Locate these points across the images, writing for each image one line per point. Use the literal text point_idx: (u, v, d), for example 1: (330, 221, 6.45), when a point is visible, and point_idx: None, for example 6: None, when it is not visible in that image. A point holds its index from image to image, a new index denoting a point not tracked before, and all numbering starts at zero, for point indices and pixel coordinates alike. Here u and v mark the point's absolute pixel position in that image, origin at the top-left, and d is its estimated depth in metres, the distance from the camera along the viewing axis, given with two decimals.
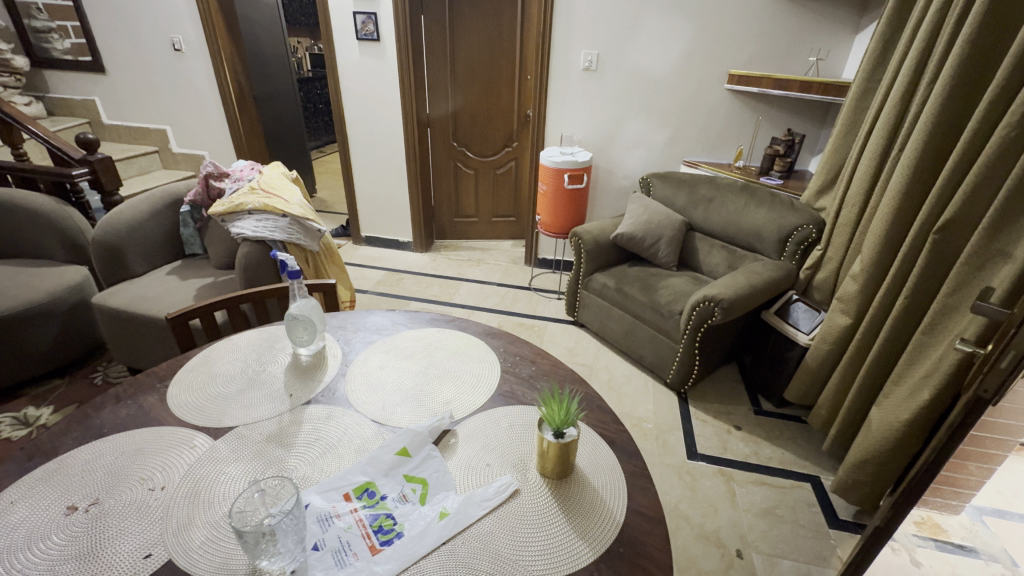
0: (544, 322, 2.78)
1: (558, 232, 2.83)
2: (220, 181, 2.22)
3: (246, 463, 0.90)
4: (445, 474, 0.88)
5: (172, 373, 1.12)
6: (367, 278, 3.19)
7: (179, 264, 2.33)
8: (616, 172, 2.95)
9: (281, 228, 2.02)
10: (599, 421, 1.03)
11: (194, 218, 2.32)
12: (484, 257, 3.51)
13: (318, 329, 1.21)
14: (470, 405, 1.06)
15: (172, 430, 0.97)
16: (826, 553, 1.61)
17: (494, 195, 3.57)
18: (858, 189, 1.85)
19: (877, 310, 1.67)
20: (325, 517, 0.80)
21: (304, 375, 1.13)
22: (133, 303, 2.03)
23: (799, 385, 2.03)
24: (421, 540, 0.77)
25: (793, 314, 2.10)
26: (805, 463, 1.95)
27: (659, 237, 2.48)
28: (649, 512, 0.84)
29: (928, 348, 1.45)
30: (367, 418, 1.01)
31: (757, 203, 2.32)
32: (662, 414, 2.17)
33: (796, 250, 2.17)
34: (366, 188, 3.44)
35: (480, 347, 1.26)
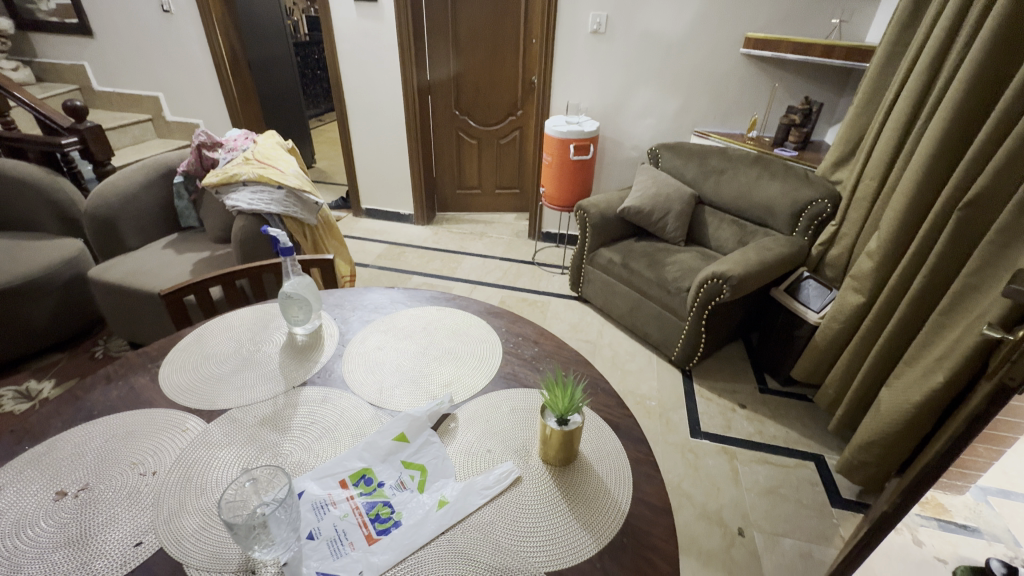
0: (547, 298, 2.74)
1: (563, 206, 2.75)
2: (214, 152, 2.14)
3: (239, 448, 0.87)
4: (444, 461, 0.86)
5: (164, 353, 1.09)
6: (367, 251, 3.14)
7: (175, 237, 2.28)
8: (624, 142, 2.84)
9: (277, 201, 1.96)
10: (603, 405, 1.00)
11: (188, 190, 2.25)
12: (487, 230, 3.44)
13: (314, 308, 1.17)
14: (471, 388, 1.02)
15: (165, 412, 0.94)
16: (828, 532, 1.62)
17: (498, 166, 3.47)
18: (878, 162, 1.77)
19: (893, 289, 1.62)
20: (321, 505, 0.77)
21: (300, 356, 1.10)
22: (128, 278, 2.00)
23: (806, 364, 1.99)
24: (418, 530, 0.75)
25: (804, 292, 2.04)
26: (809, 442, 1.93)
27: (667, 211, 2.40)
28: (654, 501, 0.81)
29: (945, 328, 1.40)
30: (365, 401, 0.98)
31: (770, 176, 2.23)
32: (665, 391, 2.15)
33: (809, 225, 2.09)
34: (366, 159, 3.35)
35: (482, 326, 1.22)
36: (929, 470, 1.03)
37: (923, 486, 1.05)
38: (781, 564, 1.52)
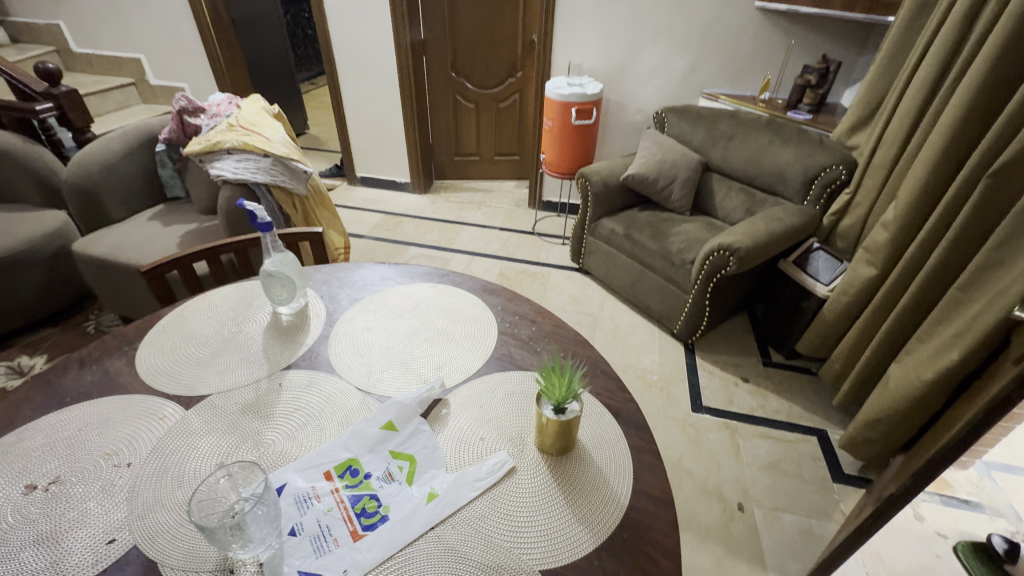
0: (547, 269, 2.67)
1: (564, 173, 2.64)
2: (196, 117, 2.03)
3: (219, 436, 0.83)
4: (435, 450, 0.81)
5: (142, 335, 1.03)
6: (363, 222, 3.05)
7: (161, 208, 2.20)
8: (629, 106, 2.70)
9: (263, 169, 1.87)
10: (604, 389, 0.95)
11: (172, 158, 2.14)
12: (485, 199, 3.33)
13: (298, 287, 1.10)
14: (464, 370, 0.97)
15: (141, 399, 0.89)
16: (828, 507, 1.60)
17: (496, 131, 3.33)
18: (900, 126, 1.66)
19: (909, 262, 1.54)
20: (303, 499, 0.74)
21: (284, 337, 1.04)
22: (113, 251, 1.93)
23: (813, 338, 1.94)
24: (406, 526, 0.71)
25: (813, 264, 1.97)
26: (812, 417, 1.90)
27: (673, 178, 2.30)
28: (656, 493, 0.77)
29: (963, 304, 1.33)
30: (352, 385, 0.93)
31: (783, 141, 2.11)
32: (667, 365, 2.11)
33: (821, 193, 2.00)
34: (359, 124, 3.21)
35: (476, 304, 1.16)
36: (943, 455, 0.99)
37: (935, 471, 1.02)
38: (780, 540, 1.51)
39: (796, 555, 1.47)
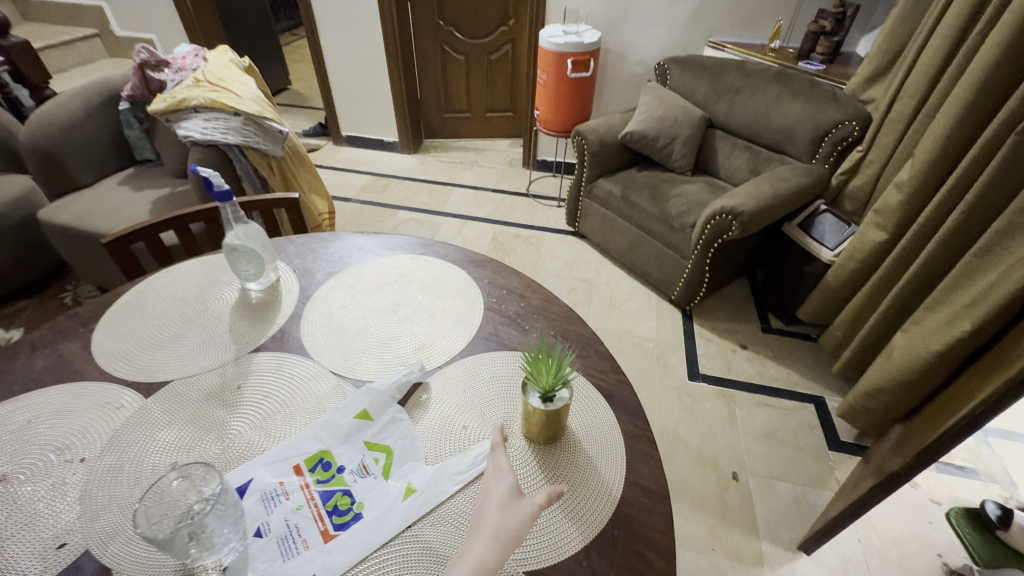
0: (542, 233, 2.57)
1: (559, 131, 2.49)
2: (159, 72, 1.87)
3: (181, 428, 0.77)
4: (413, 441, 0.75)
5: (99, 316, 0.95)
6: (349, 184, 2.91)
7: (131, 172, 2.07)
8: (629, 57, 2.52)
9: (235, 129, 1.73)
10: (596, 370, 0.88)
11: (138, 117, 2.00)
12: (477, 159, 3.18)
13: (267, 261, 1.02)
14: (447, 351, 0.91)
15: (97, 386, 0.83)
16: (823, 475, 1.59)
17: (488, 86, 3.14)
18: (921, 77, 1.55)
19: (923, 225, 1.46)
20: (270, 496, 0.68)
21: (254, 316, 0.97)
22: (81, 219, 1.82)
23: (815, 304, 1.88)
24: (381, 524, 0.66)
25: (819, 227, 1.88)
26: (810, 383, 1.87)
27: (674, 136, 2.17)
28: (651, 485, 0.72)
29: (979, 271, 1.26)
30: (325, 369, 0.86)
31: (793, 94, 1.98)
32: (664, 332, 2.05)
33: (830, 152, 1.89)
34: (341, 79, 3.02)
35: (461, 277, 1.08)
36: (956, 431, 0.95)
37: (946, 446, 0.98)
38: (774, 509, 1.50)
39: (789, 523, 1.47)
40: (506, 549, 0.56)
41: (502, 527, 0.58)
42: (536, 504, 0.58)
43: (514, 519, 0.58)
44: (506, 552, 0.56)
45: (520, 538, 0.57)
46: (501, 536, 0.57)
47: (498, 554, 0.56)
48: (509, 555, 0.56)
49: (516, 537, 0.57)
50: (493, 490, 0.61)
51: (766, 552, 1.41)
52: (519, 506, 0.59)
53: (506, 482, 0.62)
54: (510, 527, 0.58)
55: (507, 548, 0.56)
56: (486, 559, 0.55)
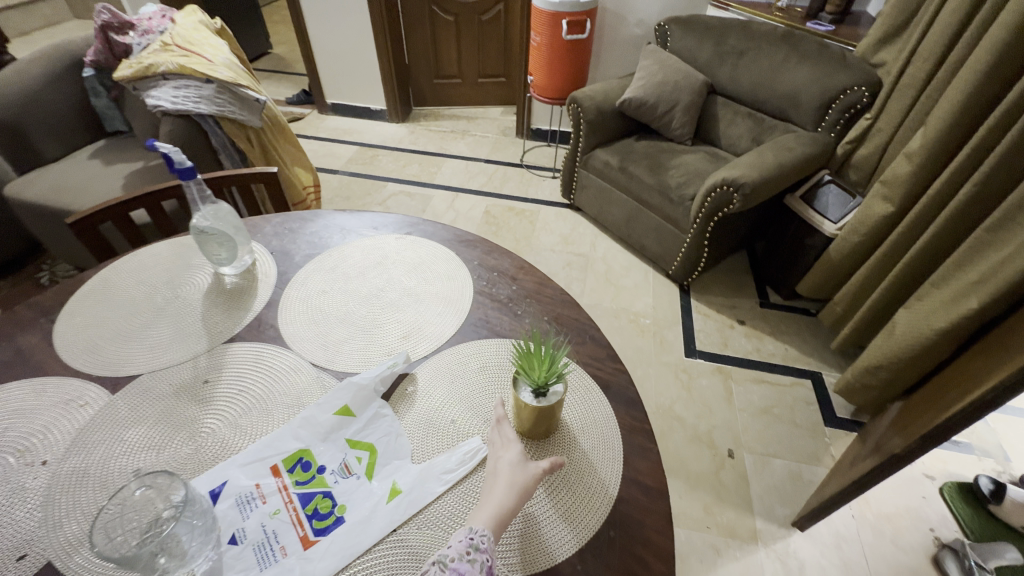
0: (536, 206, 2.49)
1: (554, 98, 2.38)
2: (124, 36, 1.74)
3: (150, 426, 0.72)
4: (398, 438, 0.71)
5: (61, 304, 0.89)
6: (336, 155, 2.80)
7: (102, 144, 1.96)
8: (628, 17, 2.38)
9: (207, 98, 1.63)
10: (591, 358, 0.84)
11: (105, 85, 1.87)
12: (469, 128, 3.06)
13: (240, 243, 0.95)
14: (434, 340, 0.86)
15: (60, 382, 0.77)
16: (818, 451, 1.58)
17: (479, 50, 2.99)
18: (938, 38, 1.46)
19: (933, 198, 1.40)
20: (246, 499, 0.64)
21: (228, 302, 0.91)
22: (50, 195, 1.73)
23: (815, 278, 1.83)
24: (364, 528, 0.62)
25: (822, 199, 1.81)
26: (807, 359, 1.84)
27: (674, 103, 2.07)
28: (648, 482, 0.69)
29: (990, 247, 1.22)
30: (304, 360, 0.81)
31: (800, 57, 1.87)
32: (661, 308, 2.01)
33: (837, 119, 1.80)
34: (324, 42, 2.85)
35: (450, 258, 1.02)
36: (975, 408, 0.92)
37: (961, 427, 0.95)
38: (769, 486, 1.50)
39: (784, 499, 1.47)
40: (520, 500, 0.61)
41: (514, 484, 0.62)
42: (543, 468, 0.64)
43: (526, 476, 0.63)
44: (521, 501, 0.61)
45: (529, 493, 0.63)
46: (516, 489, 0.62)
47: (515, 500, 0.61)
48: (522, 505, 0.61)
49: (526, 493, 0.62)
50: (503, 455, 0.65)
51: (760, 529, 1.41)
52: (529, 465, 0.64)
53: (515, 447, 0.66)
54: (523, 482, 0.62)
55: (522, 499, 0.62)
56: (504, 504, 0.60)
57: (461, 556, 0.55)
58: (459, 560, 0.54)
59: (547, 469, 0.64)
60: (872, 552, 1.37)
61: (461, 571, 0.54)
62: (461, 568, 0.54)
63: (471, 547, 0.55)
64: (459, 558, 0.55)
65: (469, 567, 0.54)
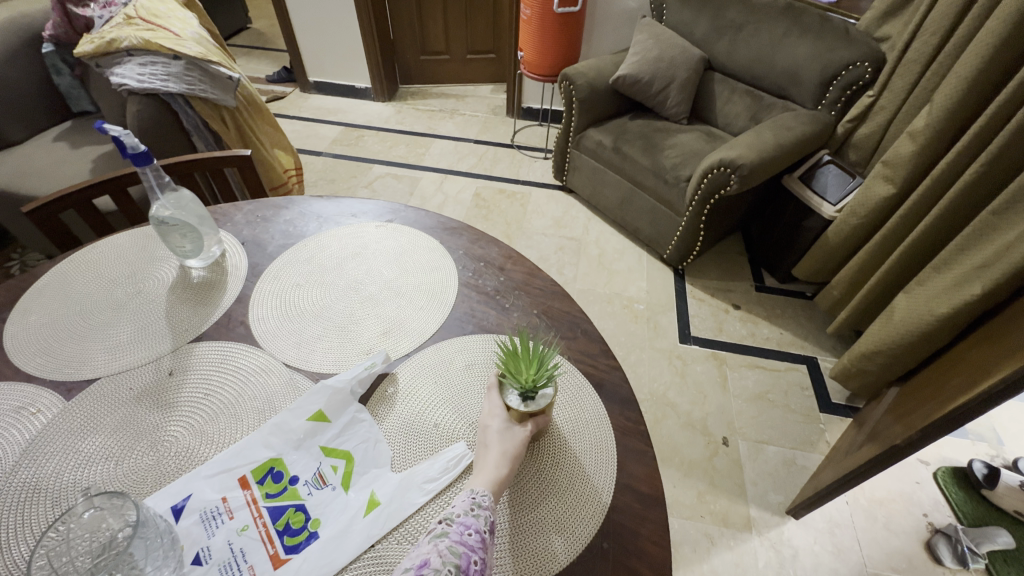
0: (528, 188, 2.41)
1: (545, 75, 2.28)
2: (84, 8, 1.63)
3: (108, 436, 0.67)
4: (378, 444, 0.66)
5: (13, 302, 0.83)
6: (320, 136, 2.69)
7: (69, 126, 1.86)
8: None
9: (176, 76, 1.53)
10: (584, 355, 0.79)
11: (68, 62, 1.76)
12: (458, 107, 2.96)
13: (206, 234, 0.89)
14: (416, 336, 0.80)
15: (9, 388, 0.71)
16: (813, 437, 1.56)
17: (467, 24, 2.86)
18: (947, 11, 1.39)
19: (937, 179, 1.35)
20: (212, 514, 0.60)
21: (194, 298, 0.85)
22: (13, 179, 1.63)
23: (812, 262, 1.79)
24: (339, 544, 0.58)
25: (821, 180, 1.76)
26: (803, 344, 1.82)
27: (670, 79, 1.99)
28: (643, 488, 0.65)
29: (995, 231, 1.18)
30: (277, 360, 0.76)
31: (801, 31, 1.79)
32: (655, 293, 1.97)
33: (839, 97, 1.74)
34: (303, 16, 2.71)
35: (433, 247, 0.96)
36: (983, 397, 0.89)
37: (972, 414, 0.91)
38: (764, 472, 1.48)
39: (778, 486, 1.45)
40: (514, 466, 0.61)
41: (507, 452, 0.62)
42: (528, 432, 0.64)
43: (515, 442, 0.63)
44: (514, 468, 0.62)
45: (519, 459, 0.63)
46: (509, 456, 0.62)
47: (509, 467, 0.61)
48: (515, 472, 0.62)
49: (518, 460, 0.62)
50: (490, 424, 0.64)
51: (754, 517, 1.39)
52: (517, 431, 0.64)
53: (499, 412, 0.65)
54: (515, 450, 0.62)
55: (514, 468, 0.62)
56: (500, 471, 0.60)
57: (467, 511, 0.55)
58: (465, 516, 0.54)
59: (531, 432, 0.64)
60: (866, 537, 1.36)
61: (468, 524, 0.54)
62: (467, 521, 0.54)
63: (474, 504, 0.56)
64: (465, 513, 0.55)
65: (475, 521, 0.54)
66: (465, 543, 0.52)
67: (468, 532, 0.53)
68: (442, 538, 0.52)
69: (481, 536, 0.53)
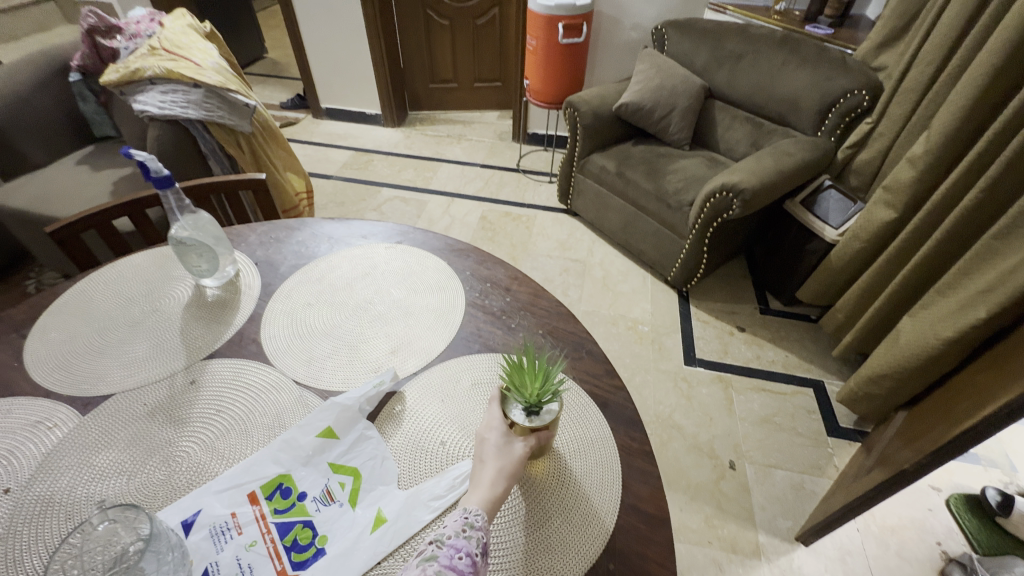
0: (533, 211, 2.46)
1: (549, 102, 2.35)
2: (111, 39, 1.70)
3: (121, 450, 0.68)
4: (384, 461, 0.67)
5: (34, 319, 0.85)
6: (330, 160, 2.76)
7: (91, 150, 1.92)
8: (624, 21, 2.36)
9: (195, 103, 1.59)
10: (588, 375, 0.80)
11: (93, 90, 1.83)
12: (465, 132, 3.03)
13: (221, 254, 0.92)
14: (423, 355, 0.82)
15: (27, 403, 0.73)
16: (822, 461, 1.55)
17: (475, 54, 2.96)
18: (941, 42, 1.44)
19: (937, 204, 1.38)
20: (221, 530, 0.60)
21: (208, 316, 0.87)
22: (35, 201, 1.68)
23: (816, 284, 1.80)
24: (345, 562, 0.58)
25: (822, 204, 1.79)
26: (809, 367, 1.81)
27: (672, 106, 2.04)
28: (648, 509, 0.65)
29: (997, 255, 1.19)
30: (287, 377, 0.77)
31: (799, 61, 1.85)
32: (660, 315, 1.98)
33: (838, 123, 1.78)
34: (318, 46, 2.82)
35: (441, 267, 0.99)
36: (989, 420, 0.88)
37: (978, 438, 0.91)
38: (772, 497, 1.46)
39: (787, 512, 1.43)
40: (511, 484, 0.61)
41: (503, 469, 0.62)
42: (526, 448, 0.64)
43: (512, 458, 0.63)
44: (510, 485, 0.61)
45: (517, 476, 0.63)
46: (506, 473, 0.62)
47: (505, 485, 0.61)
48: (512, 489, 0.61)
49: (515, 476, 0.62)
50: (488, 437, 0.64)
51: (763, 543, 1.37)
52: (515, 446, 0.64)
53: (498, 425, 0.65)
54: (512, 467, 0.62)
55: (511, 485, 0.61)
56: (495, 489, 0.60)
57: (458, 533, 0.54)
58: (456, 537, 0.54)
59: (531, 448, 0.64)
60: (879, 566, 1.33)
61: (459, 547, 0.53)
62: (458, 544, 0.53)
63: (466, 525, 0.55)
64: (456, 535, 0.54)
65: (467, 543, 0.54)
66: (454, 568, 0.51)
67: (458, 555, 0.53)
68: (430, 562, 0.52)
69: (472, 560, 0.53)
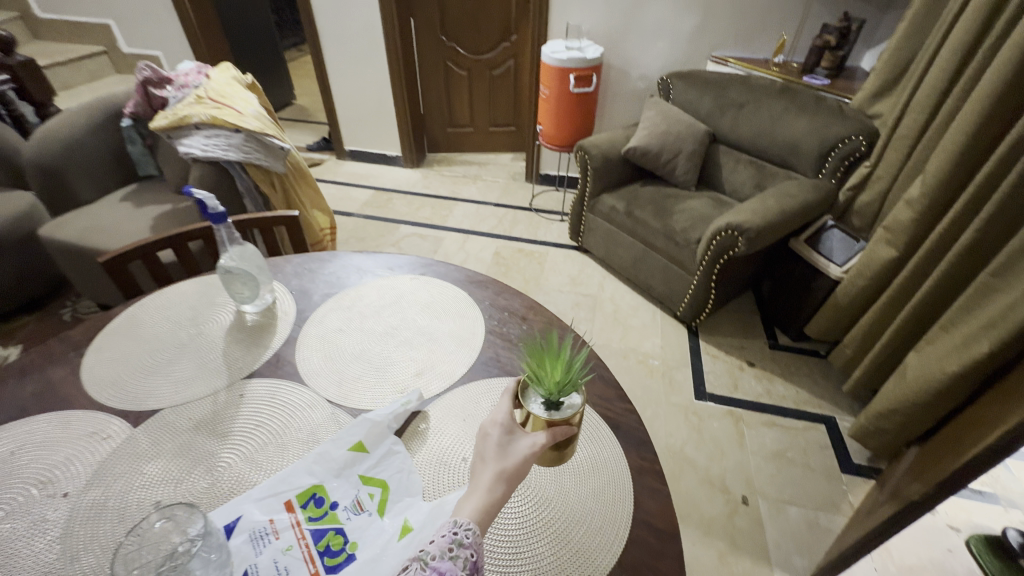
0: (545, 248, 2.54)
1: (561, 145, 2.48)
2: (161, 89, 1.86)
3: (169, 460, 0.74)
4: (411, 475, 0.72)
5: (90, 340, 0.93)
6: (352, 199, 2.91)
7: (134, 187, 2.07)
8: (631, 71, 2.52)
9: (235, 146, 1.73)
10: (601, 398, 0.85)
11: (141, 134, 1.98)
12: (481, 173, 3.18)
13: (263, 282, 1.00)
14: (446, 377, 0.88)
15: (84, 416, 0.80)
16: (836, 498, 1.54)
17: (490, 101, 3.15)
18: (930, 94, 1.54)
19: (935, 243, 1.43)
20: (260, 534, 0.65)
21: (248, 339, 0.94)
22: (81, 235, 1.81)
23: (823, 320, 1.83)
24: (374, 566, 0.62)
25: (826, 242, 1.85)
26: (820, 403, 1.82)
27: (678, 150, 2.15)
28: (659, 524, 0.69)
29: (994, 292, 1.23)
30: (321, 397, 0.83)
31: (798, 109, 1.96)
32: (670, 349, 2.01)
33: (837, 166, 1.86)
34: (345, 95, 3.03)
35: (461, 298, 1.06)
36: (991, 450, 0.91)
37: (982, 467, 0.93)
38: (786, 533, 1.45)
39: (802, 549, 1.42)
40: (509, 488, 0.62)
41: (502, 470, 0.63)
42: (529, 447, 0.65)
43: (512, 458, 0.64)
44: (510, 489, 0.62)
45: (518, 474, 0.63)
46: (506, 473, 0.62)
47: (504, 489, 0.61)
48: (511, 492, 0.62)
49: (514, 476, 0.63)
50: (490, 434, 0.66)
51: None
52: (521, 445, 0.65)
53: (501, 422, 0.67)
54: (512, 467, 0.63)
55: (510, 487, 0.62)
56: (493, 495, 0.61)
57: (443, 555, 0.54)
58: (441, 559, 0.54)
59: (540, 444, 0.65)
60: None
61: (442, 569, 0.54)
62: (443, 566, 0.54)
63: (454, 543, 0.55)
64: (440, 556, 0.54)
65: (452, 565, 0.54)
66: None
67: None
68: None
69: None
